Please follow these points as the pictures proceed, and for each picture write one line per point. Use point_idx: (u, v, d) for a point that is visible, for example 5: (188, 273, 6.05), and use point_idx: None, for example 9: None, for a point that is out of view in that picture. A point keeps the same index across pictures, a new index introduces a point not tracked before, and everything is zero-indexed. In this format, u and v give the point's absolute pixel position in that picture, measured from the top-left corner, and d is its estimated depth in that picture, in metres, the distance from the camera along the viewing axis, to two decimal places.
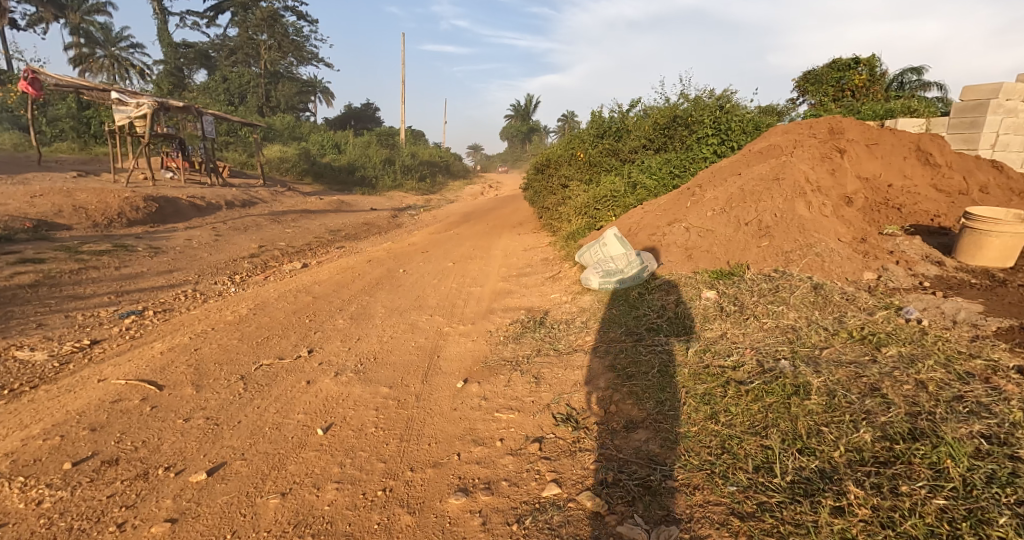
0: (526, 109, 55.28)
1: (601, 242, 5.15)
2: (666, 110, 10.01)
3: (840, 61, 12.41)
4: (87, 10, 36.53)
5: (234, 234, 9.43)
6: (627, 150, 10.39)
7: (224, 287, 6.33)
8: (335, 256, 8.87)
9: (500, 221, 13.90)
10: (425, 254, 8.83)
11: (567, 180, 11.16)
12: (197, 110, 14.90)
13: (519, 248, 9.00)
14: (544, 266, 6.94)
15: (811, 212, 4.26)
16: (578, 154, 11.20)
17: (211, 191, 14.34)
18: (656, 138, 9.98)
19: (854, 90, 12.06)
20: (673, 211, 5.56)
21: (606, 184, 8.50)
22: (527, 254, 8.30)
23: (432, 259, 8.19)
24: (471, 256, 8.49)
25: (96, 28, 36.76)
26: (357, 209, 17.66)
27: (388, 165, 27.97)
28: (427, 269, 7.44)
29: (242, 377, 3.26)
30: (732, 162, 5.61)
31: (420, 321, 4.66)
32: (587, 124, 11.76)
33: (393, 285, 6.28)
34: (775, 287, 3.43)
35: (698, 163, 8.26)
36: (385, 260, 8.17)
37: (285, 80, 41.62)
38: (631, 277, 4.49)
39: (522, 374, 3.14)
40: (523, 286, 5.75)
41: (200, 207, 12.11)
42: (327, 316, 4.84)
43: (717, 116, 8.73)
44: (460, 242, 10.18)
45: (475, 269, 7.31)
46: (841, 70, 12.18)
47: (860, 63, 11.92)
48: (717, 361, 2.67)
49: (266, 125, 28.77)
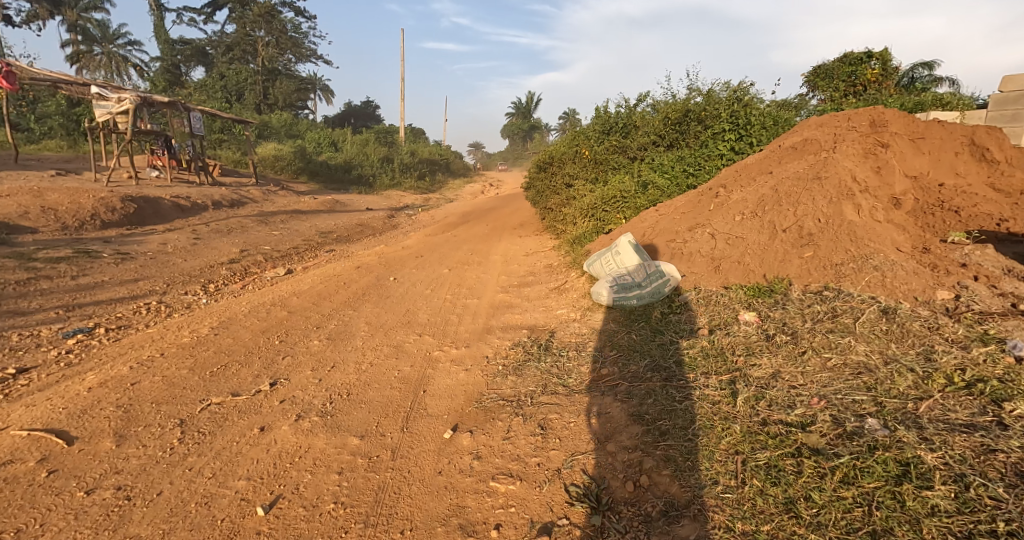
0: (528, 108, 54.49)
1: (614, 250, 4.57)
2: (678, 104, 9.40)
3: (851, 55, 11.78)
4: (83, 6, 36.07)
5: (215, 236, 8.85)
6: (635, 147, 9.80)
7: (194, 298, 5.75)
8: (323, 262, 8.29)
9: (500, 222, 13.30)
10: (419, 259, 8.25)
11: (572, 180, 10.58)
12: (184, 107, 14.32)
13: (520, 253, 8.39)
14: (547, 274, 6.35)
15: (861, 216, 3.64)
16: (584, 152, 10.63)
17: (198, 190, 13.78)
18: (667, 135, 9.38)
19: (866, 85, 11.42)
20: (693, 216, 4.96)
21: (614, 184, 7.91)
22: (529, 259, 7.70)
23: (426, 266, 7.61)
24: (468, 261, 7.89)
25: (91, 24, 36.25)
26: (352, 209, 17.07)
27: (386, 164, 27.38)
28: (420, 276, 6.85)
29: (179, 423, 2.66)
30: (761, 160, 4.99)
31: (407, 343, 4.06)
32: (593, 121, 11.19)
33: (381, 296, 5.70)
34: (832, 310, 2.80)
35: (714, 160, 7.67)
36: (376, 267, 7.58)
37: (283, 78, 41.10)
38: (652, 292, 3.93)
39: (525, 422, 2.54)
40: (524, 299, 5.16)
41: (184, 208, 11.55)
42: (302, 336, 4.25)
43: (734, 110, 8.12)
44: (457, 246, 9.60)
45: (472, 278, 6.71)
46: (853, 63, 11.54)
47: (872, 57, 11.30)
48: (778, 415, 2.06)
49: (262, 123, 28.26)
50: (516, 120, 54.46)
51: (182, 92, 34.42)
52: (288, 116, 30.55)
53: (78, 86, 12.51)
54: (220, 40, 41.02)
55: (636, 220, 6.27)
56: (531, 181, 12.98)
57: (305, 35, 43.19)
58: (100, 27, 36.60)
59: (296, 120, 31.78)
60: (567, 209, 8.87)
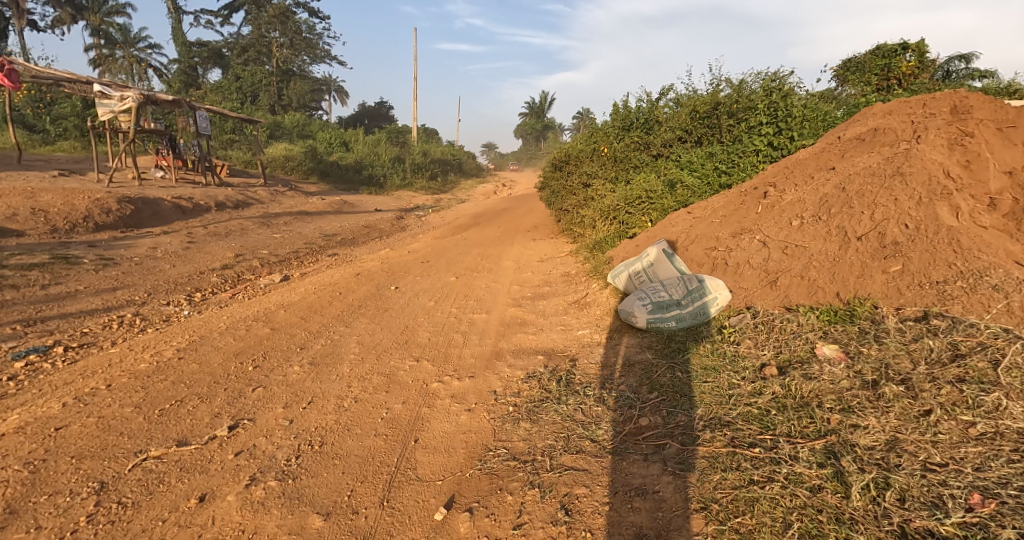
0: (540, 107, 53.81)
1: (647, 262, 3.95)
2: (706, 97, 8.69)
3: (884, 46, 10.71)
4: (105, 11, 36.49)
5: (210, 240, 8.38)
6: (659, 144, 9.12)
7: (175, 310, 5.22)
8: (322, 269, 7.76)
9: (513, 224, 12.71)
10: (425, 265, 7.66)
11: (590, 179, 9.94)
12: (190, 105, 13.98)
13: (534, 259, 7.75)
14: (564, 284, 5.71)
15: (961, 221, 2.93)
16: (603, 149, 9.97)
17: (202, 191, 13.41)
18: (694, 130, 8.67)
19: (901, 79, 10.32)
20: (738, 220, 4.27)
21: (638, 183, 7.24)
22: (544, 266, 7.05)
23: (432, 273, 7.03)
24: (478, 268, 7.27)
25: (111, 27, 36.58)
26: (361, 211, 16.62)
27: (398, 163, 26.98)
28: (425, 286, 6.26)
29: (98, 488, 2.08)
30: (818, 154, 4.28)
31: (401, 373, 3.44)
32: (614, 117, 10.54)
33: (379, 310, 5.11)
34: (953, 347, 2.13)
35: (749, 157, 7.03)
36: (378, 274, 7.01)
37: (297, 79, 41.11)
38: (693, 313, 3.28)
39: (543, 501, 1.90)
40: (540, 315, 4.51)
41: (185, 209, 11.15)
42: (282, 360, 3.67)
43: (771, 101, 7.38)
44: (467, 251, 9.03)
45: (481, 287, 6.08)
46: (886, 56, 10.47)
47: (908, 49, 10.29)
48: (923, 521, 1.45)
49: (274, 123, 28.12)
50: (530, 119, 53.77)
51: (197, 93, 34.44)
52: (300, 117, 30.36)
53: (81, 84, 12.19)
54: (235, 41, 41.12)
55: (665, 223, 5.59)
56: (546, 181, 12.36)
57: (319, 36, 43.15)
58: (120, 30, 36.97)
59: (308, 120, 31.55)
60: (586, 210, 8.22)
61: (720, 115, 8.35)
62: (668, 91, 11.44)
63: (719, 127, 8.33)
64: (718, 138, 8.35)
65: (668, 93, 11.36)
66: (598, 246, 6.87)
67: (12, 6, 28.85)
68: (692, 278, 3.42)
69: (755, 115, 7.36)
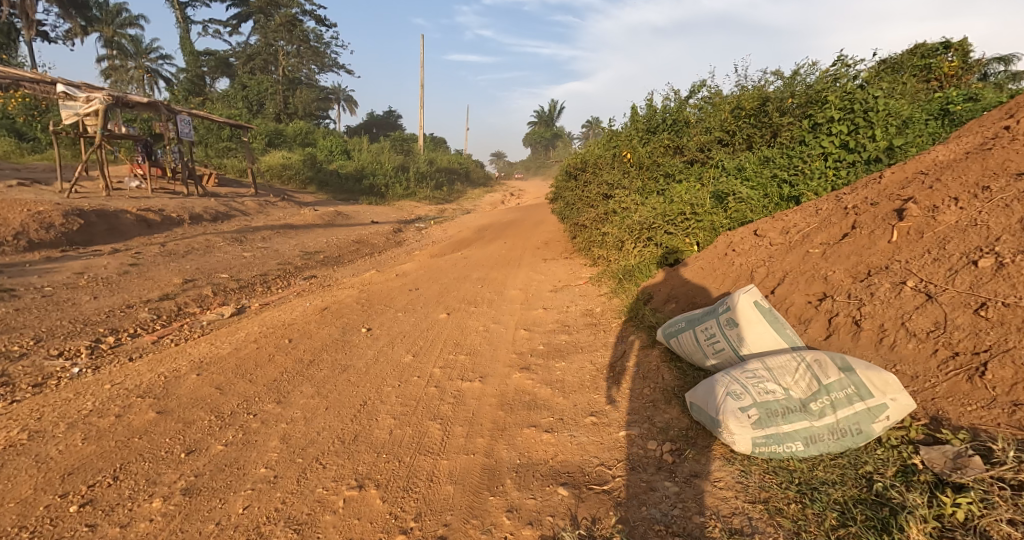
0: (550, 115, 52.74)
1: (731, 322, 2.58)
2: (751, 92, 7.37)
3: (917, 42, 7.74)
4: (116, 21, 36.22)
5: (161, 262, 7.12)
6: (693, 149, 7.79)
7: (62, 365, 3.88)
8: (289, 300, 6.47)
9: (521, 240, 11.41)
10: (413, 297, 6.31)
11: (612, 190, 8.59)
12: (169, 108, 13.05)
13: (546, 287, 6.38)
14: (587, 329, 4.35)
15: None
16: (627, 154, 8.65)
17: (178, 203, 12.23)
18: (737, 131, 7.33)
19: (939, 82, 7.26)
20: (859, 253, 2.90)
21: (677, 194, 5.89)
22: (557, 299, 5.67)
23: (418, 307, 5.72)
24: (476, 302, 5.91)
25: (121, 38, 36.32)
26: (357, 223, 15.45)
27: (402, 172, 25.88)
28: (406, 330, 4.90)
29: None
30: (987, 154, 2.89)
31: (327, 518, 2.07)
32: (638, 118, 9.24)
33: (334, 372, 3.75)
34: None
35: (815, 161, 5.75)
36: (352, 308, 5.68)
37: (303, 87, 40.53)
38: (835, 429, 1.88)
39: None
40: (557, 390, 3.14)
41: (150, 223, 9.95)
42: (144, 478, 2.29)
43: (843, 93, 5.99)
44: (465, 274, 7.70)
45: (477, 332, 4.72)
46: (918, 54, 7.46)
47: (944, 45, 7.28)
48: None
49: (275, 131, 27.24)
50: (538, 127, 52.65)
51: (201, 101, 33.68)
52: (303, 125, 29.43)
53: (45, 84, 11.08)
54: (241, 49, 40.57)
55: (723, 250, 4.21)
56: (559, 189, 11.05)
57: (327, 44, 42.59)
58: (131, 40, 36.66)
59: (312, 128, 30.68)
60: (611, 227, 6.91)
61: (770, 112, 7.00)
62: (697, 90, 10.12)
63: (769, 127, 6.97)
64: (768, 140, 6.98)
65: (697, 92, 10.05)
66: (629, 274, 5.51)
67: (18, 15, 28.38)
68: (837, 371, 1.93)
69: (824, 110, 5.96)
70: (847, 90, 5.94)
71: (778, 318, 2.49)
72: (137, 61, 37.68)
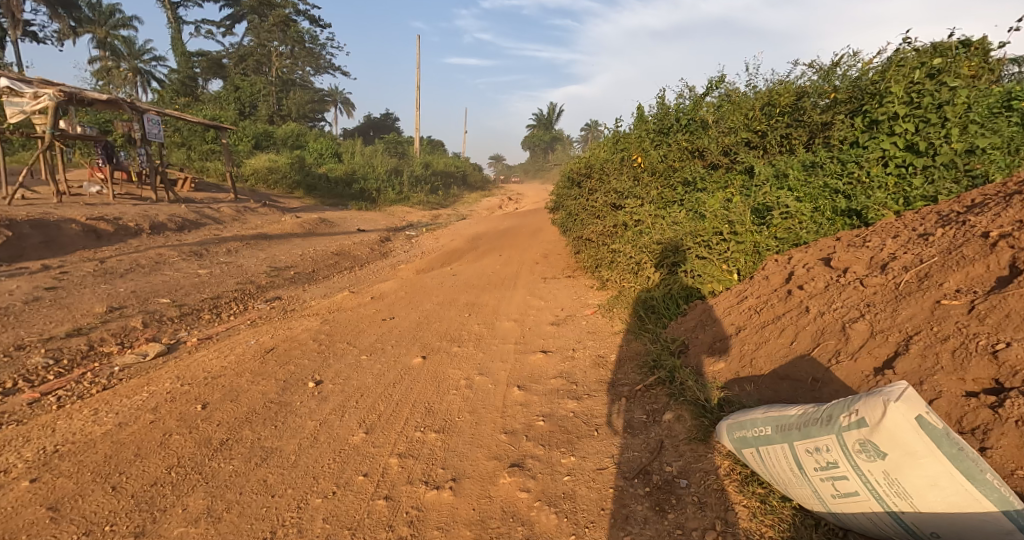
0: (549, 118, 51.79)
1: (868, 449, 1.62)
2: (785, 87, 6.35)
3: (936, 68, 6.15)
4: (108, 22, 35.47)
5: (90, 284, 6.07)
6: (717, 153, 6.74)
7: None
8: (237, 334, 5.43)
9: (517, 253, 10.41)
10: (385, 332, 5.24)
11: (622, 200, 7.54)
12: (134, 106, 12.08)
13: (545, 319, 5.37)
14: (599, 391, 3.34)
15: None
16: (639, 159, 7.60)
17: (141, 210, 11.17)
18: (770, 131, 6.27)
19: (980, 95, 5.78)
20: None
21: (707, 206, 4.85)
22: (560, 341, 4.61)
23: (389, 348, 4.69)
24: (460, 341, 4.85)
25: (114, 40, 35.58)
26: (343, 232, 14.42)
27: (395, 176, 24.85)
28: (366, 386, 3.83)
29: None
30: None
31: None
32: (648, 118, 8.23)
33: (248, 463, 2.66)
34: None
35: (874, 167, 4.72)
36: (306, 348, 4.60)
37: (297, 89, 39.57)
38: None
39: None
40: (565, 519, 2.13)
41: (99, 235, 8.89)
42: None
43: (909, 82, 4.91)
44: (452, 298, 6.69)
45: (458, 390, 3.69)
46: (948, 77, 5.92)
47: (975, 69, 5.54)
48: None
49: (263, 133, 26.21)
50: (538, 130, 51.69)
51: (189, 103, 32.66)
52: (294, 127, 28.44)
53: None
54: (233, 50, 39.60)
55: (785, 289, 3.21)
56: (561, 196, 9.99)
57: (321, 45, 41.61)
58: (123, 42, 35.88)
59: (303, 130, 29.67)
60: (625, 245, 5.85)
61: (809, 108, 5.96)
62: (714, 87, 9.12)
63: (808, 125, 5.93)
64: (807, 143, 5.94)
65: (714, 89, 9.05)
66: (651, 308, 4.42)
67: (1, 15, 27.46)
68: None
69: (887, 104, 4.88)
70: (913, 78, 4.87)
71: (951, 443, 1.52)
72: (128, 63, 36.82)
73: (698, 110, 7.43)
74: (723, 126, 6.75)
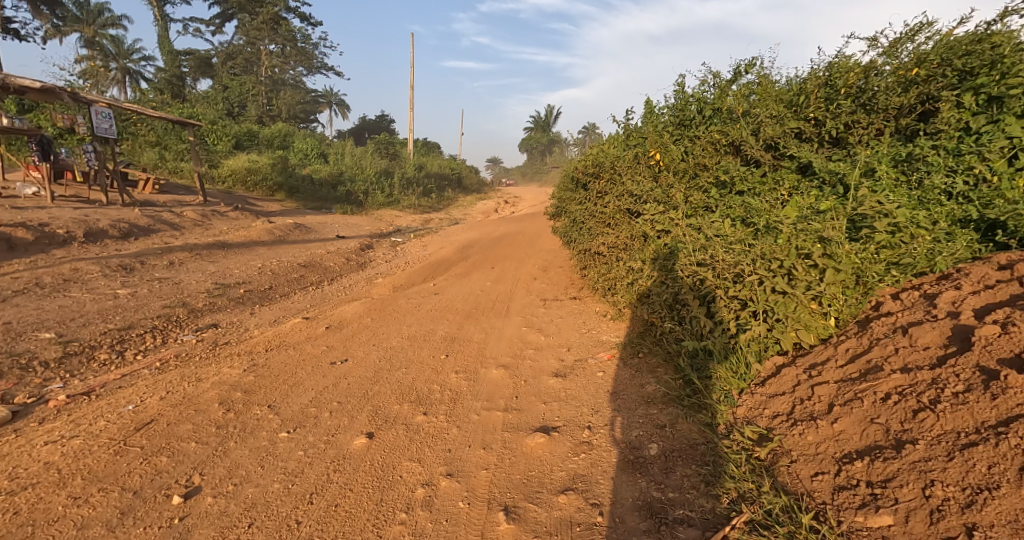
0: (546, 120, 50.45)
1: None
2: (843, 65, 5.15)
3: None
4: (96, 21, 34.38)
5: None
6: (758, 147, 5.45)
7: None
8: (129, 385, 4.07)
9: (513, 266, 9.08)
10: (326, 388, 3.85)
11: (638, 206, 6.19)
12: (76, 96, 10.67)
13: (545, 369, 4.06)
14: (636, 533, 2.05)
15: None
16: (657, 155, 6.25)
17: (81, 216, 9.76)
18: (828, 119, 5.11)
19: None
20: None
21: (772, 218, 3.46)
22: (570, 408, 3.27)
23: (324, 417, 3.36)
24: (428, 406, 3.50)
25: (104, 39, 34.43)
26: (320, 239, 13.04)
27: (385, 177, 23.46)
28: (266, 497, 2.47)
29: None
30: None
31: None
32: (664, 109, 6.91)
33: None
34: None
35: (1001, 158, 3.37)
36: (199, 418, 3.20)
37: (287, 88, 38.18)
38: None
39: None
40: None
41: (12, 246, 7.52)
42: None
43: None
44: (428, 330, 5.35)
45: (408, 509, 2.36)
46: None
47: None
48: None
49: (246, 132, 24.81)
50: (536, 131, 50.39)
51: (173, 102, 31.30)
52: (279, 127, 27.05)
53: None
54: (221, 47, 38.25)
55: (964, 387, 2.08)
56: (562, 201, 8.61)
57: (314, 44, 40.39)
58: (112, 42, 34.68)
59: (290, 131, 28.27)
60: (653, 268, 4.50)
61: (883, 92, 4.80)
62: (739, 77, 7.81)
63: (881, 111, 4.83)
64: (879, 135, 4.77)
65: (738, 80, 7.75)
66: (703, 368, 2.99)
67: None
68: None
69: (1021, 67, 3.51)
70: None
71: None
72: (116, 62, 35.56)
73: (727, 94, 6.10)
74: (764, 114, 5.48)
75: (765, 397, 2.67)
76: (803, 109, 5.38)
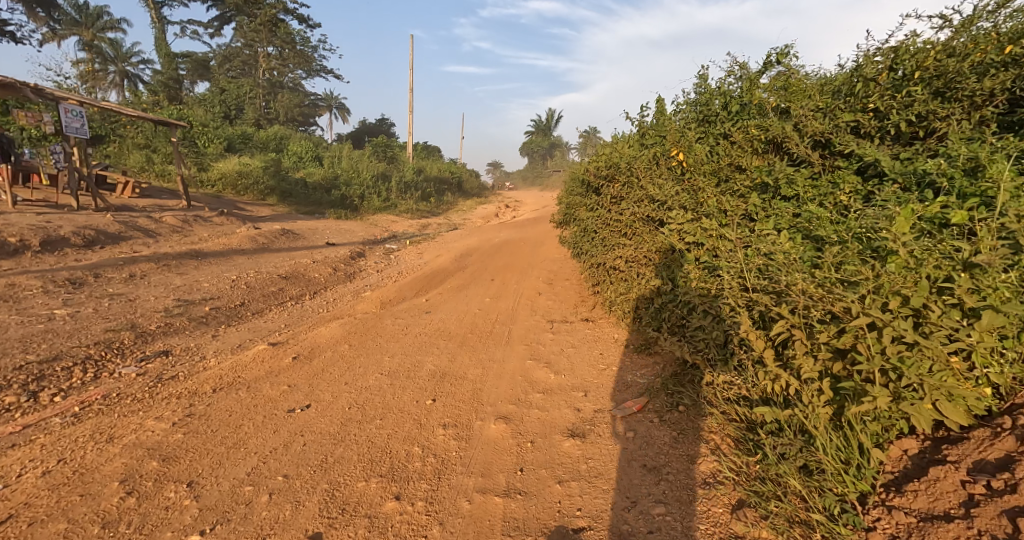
0: (549, 123, 49.62)
1: None
2: (910, 49, 4.28)
3: None
4: (94, 24, 33.74)
5: None
6: (803, 145, 4.51)
7: None
8: (23, 441, 3.20)
9: (515, 278, 8.22)
10: (274, 452, 2.98)
11: (658, 214, 5.31)
12: (40, 92, 9.81)
13: (557, 425, 3.22)
14: None
15: None
16: (679, 155, 5.38)
17: (41, 222, 8.92)
18: (893, 111, 4.22)
19: None
20: None
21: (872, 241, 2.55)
22: (597, 495, 2.44)
23: (258, 503, 2.48)
24: (403, 484, 2.65)
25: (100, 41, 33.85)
26: (309, 247, 12.20)
27: (382, 181, 22.63)
28: None
29: None
30: None
31: None
32: (685, 103, 6.04)
33: None
34: None
35: None
36: (82, 510, 2.38)
37: (285, 91, 37.44)
38: None
39: None
40: None
41: None
42: None
43: None
44: (414, 362, 4.49)
45: None
46: None
47: None
48: None
49: (239, 135, 24.00)
50: (538, 135, 49.61)
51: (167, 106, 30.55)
52: (275, 130, 26.31)
53: None
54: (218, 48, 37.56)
55: None
56: (570, 205, 7.73)
57: (313, 47, 39.70)
58: (109, 44, 33.98)
59: (286, 133, 27.49)
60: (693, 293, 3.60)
61: (963, 75, 3.91)
62: (770, 67, 6.95)
63: (961, 99, 3.94)
64: (964, 130, 3.85)
65: (769, 70, 6.88)
66: (797, 454, 2.19)
67: None
68: None
69: None
70: None
71: None
72: (112, 64, 34.83)
73: (761, 85, 5.20)
74: (810, 106, 4.59)
75: (917, 520, 1.87)
76: (861, 100, 4.48)
